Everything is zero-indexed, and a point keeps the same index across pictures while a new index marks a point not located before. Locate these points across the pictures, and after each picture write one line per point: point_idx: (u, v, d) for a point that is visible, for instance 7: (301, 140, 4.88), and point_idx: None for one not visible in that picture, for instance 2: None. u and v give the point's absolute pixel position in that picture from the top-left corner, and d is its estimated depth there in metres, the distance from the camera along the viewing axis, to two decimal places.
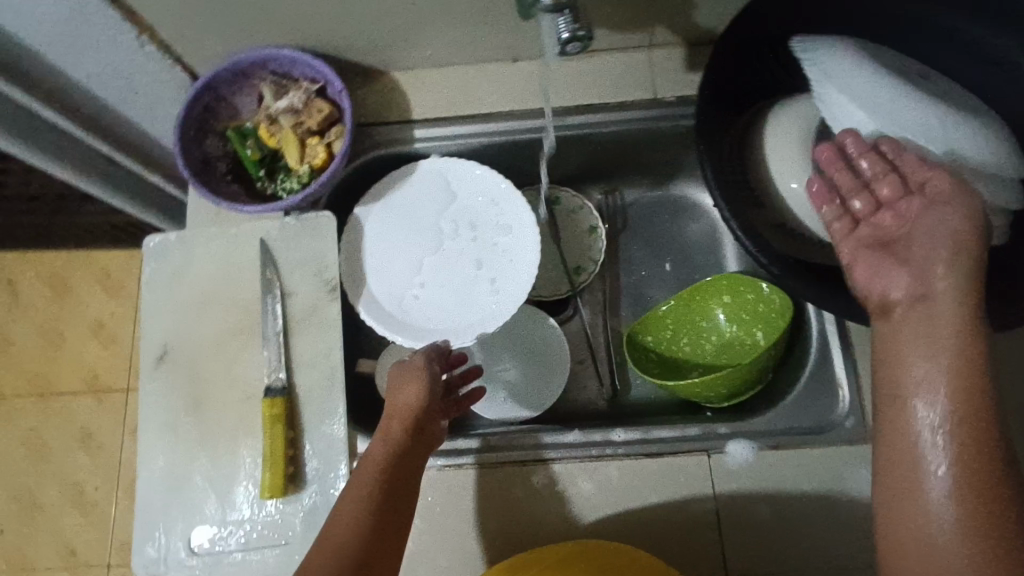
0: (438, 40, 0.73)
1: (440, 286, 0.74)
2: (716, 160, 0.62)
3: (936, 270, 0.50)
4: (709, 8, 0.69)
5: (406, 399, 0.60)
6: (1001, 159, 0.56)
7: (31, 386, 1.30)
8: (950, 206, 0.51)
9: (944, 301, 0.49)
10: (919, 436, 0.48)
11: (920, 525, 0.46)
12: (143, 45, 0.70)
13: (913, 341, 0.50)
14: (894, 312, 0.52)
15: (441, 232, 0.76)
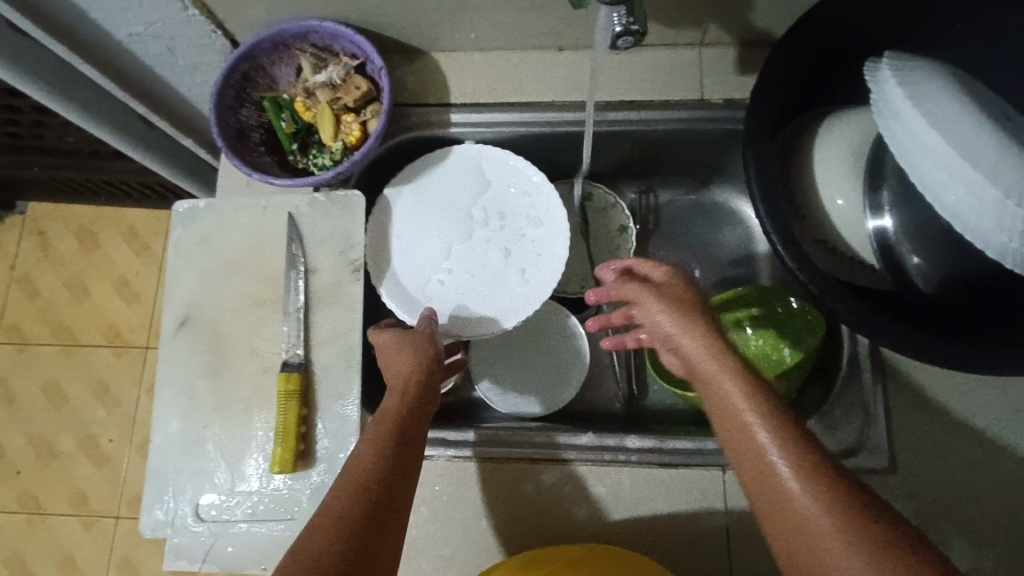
0: (483, 23, 0.71)
1: (468, 274, 0.73)
2: (765, 163, 0.57)
3: (692, 337, 0.56)
4: (767, 9, 0.66)
5: (406, 362, 0.62)
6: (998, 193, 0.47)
7: (54, 335, 1.32)
8: (662, 297, 0.59)
9: (697, 353, 0.55)
10: (772, 458, 0.46)
11: (815, 548, 0.42)
12: (188, 8, 0.69)
13: (719, 381, 0.52)
14: (708, 378, 0.53)
15: (471, 220, 0.75)
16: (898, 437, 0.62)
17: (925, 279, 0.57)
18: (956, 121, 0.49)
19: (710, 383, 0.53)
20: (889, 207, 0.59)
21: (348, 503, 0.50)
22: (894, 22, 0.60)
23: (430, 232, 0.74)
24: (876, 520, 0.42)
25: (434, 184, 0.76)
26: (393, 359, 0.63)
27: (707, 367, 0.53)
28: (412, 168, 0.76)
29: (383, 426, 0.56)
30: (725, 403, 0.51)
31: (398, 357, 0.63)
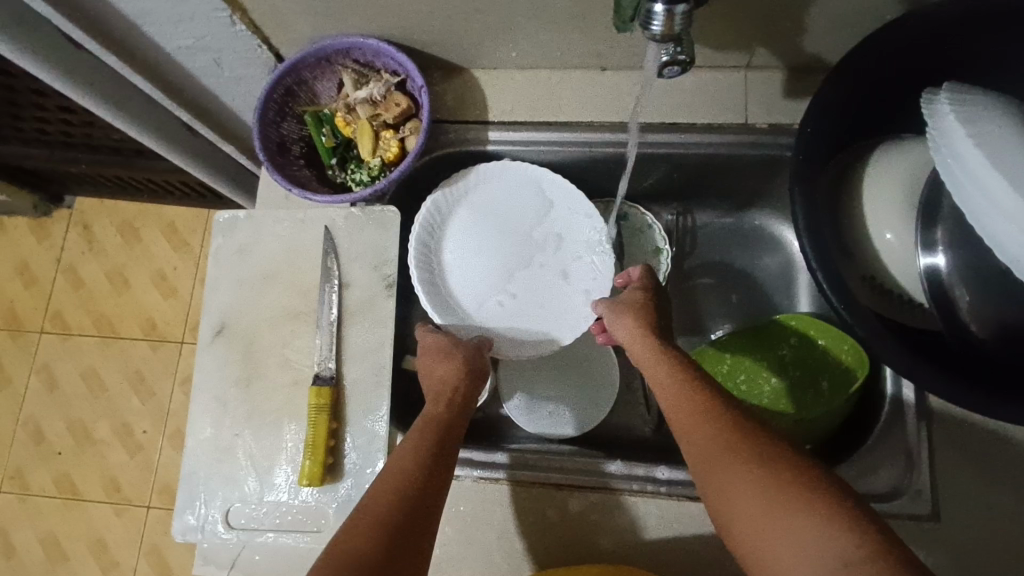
0: (526, 42, 0.71)
1: (524, 296, 0.75)
2: (813, 197, 0.55)
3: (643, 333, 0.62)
4: (819, 34, 0.64)
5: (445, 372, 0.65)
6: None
7: (96, 326, 1.36)
8: (630, 302, 0.66)
9: (647, 354, 0.61)
10: (711, 435, 0.51)
11: (753, 506, 0.46)
12: (235, 23, 0.71)
13: (661, 379, 0.58)
14: (655, 375, 0.59)
15: (528, 242, 0.77)
16: (942, 484, 0.59)
17: (979, 324, 0.54)
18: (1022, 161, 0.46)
19: (650, 368, 0.60)
20: (943, 244, 0.55)
21: (384, 495, 0.52)
22: (955, 52, 0.57)
23: (486, 252, 0.76)
24: (801, 470, 0.46)
25: (482, 201, 0.77)
26: (436, 365, 0.66)
27: (651, 364, 0.60)
28: (451, 184, 0.76)
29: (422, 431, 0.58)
30: (670, 398, 0.55)
31: (440, 364, 0.65)
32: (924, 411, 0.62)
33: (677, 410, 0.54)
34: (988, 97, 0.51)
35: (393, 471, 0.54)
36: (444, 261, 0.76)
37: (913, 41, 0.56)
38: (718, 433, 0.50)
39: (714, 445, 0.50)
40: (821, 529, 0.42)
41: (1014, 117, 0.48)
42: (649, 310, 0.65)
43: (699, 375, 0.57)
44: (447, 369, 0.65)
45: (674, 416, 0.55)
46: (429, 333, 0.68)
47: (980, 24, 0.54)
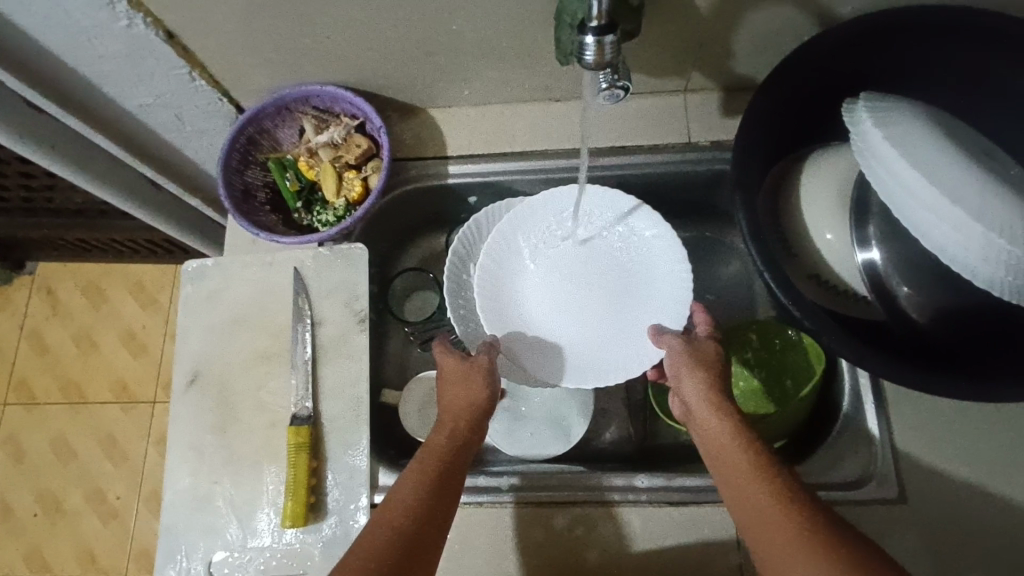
0: (477, 80, 0.74)
1: (598, 325, 0.71)
2: (753, 203, 0.59)
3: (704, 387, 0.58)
4: (747, 56, 0.69)
5: (457, 398, 0.63)
6: (942, 221, 0.50)
7: (63, 392, 1.33)
8: (696, 348, 0.62)
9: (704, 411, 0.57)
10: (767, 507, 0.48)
11: None
12: (195, 79, 0.72)
13: (720, 440, 0.54)
14: (712, 433, 0.55)
15: (614, 269, 0.73)
16: (907, 467, 0.62)
17: (919, 311, 0.58)
18: (932, 160, 0.51)
19: (708, 425, 0.56)
20: (876, 240, 0.59)
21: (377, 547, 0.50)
22: (868, 64, 0.62)
23: (570, 278, 0.73)
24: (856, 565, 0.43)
25: (563, 228, 0.74)
26: (452, 389, 0.64)
27: (709, 424, 0.56)
28: (514, 214, 0.74)
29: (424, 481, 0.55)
30: (733, 462, 0.52)
31: (458, 387, 0.64)
32: (881, 398, 0.64)
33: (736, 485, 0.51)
34: (895, 102, 0.56)
35: (375, 529, 0.51)
36: (516, 284, 0.72)
37: (829, 58, 0.61)
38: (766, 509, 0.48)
39: (768, 525, 0.47)
40: None
41: (917, 119, 0.54)
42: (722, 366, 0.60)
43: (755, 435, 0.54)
44: (461, 391, 0.63)
45: (731, 485, 0.52)
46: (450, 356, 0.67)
47: (888, 38, 0.60)
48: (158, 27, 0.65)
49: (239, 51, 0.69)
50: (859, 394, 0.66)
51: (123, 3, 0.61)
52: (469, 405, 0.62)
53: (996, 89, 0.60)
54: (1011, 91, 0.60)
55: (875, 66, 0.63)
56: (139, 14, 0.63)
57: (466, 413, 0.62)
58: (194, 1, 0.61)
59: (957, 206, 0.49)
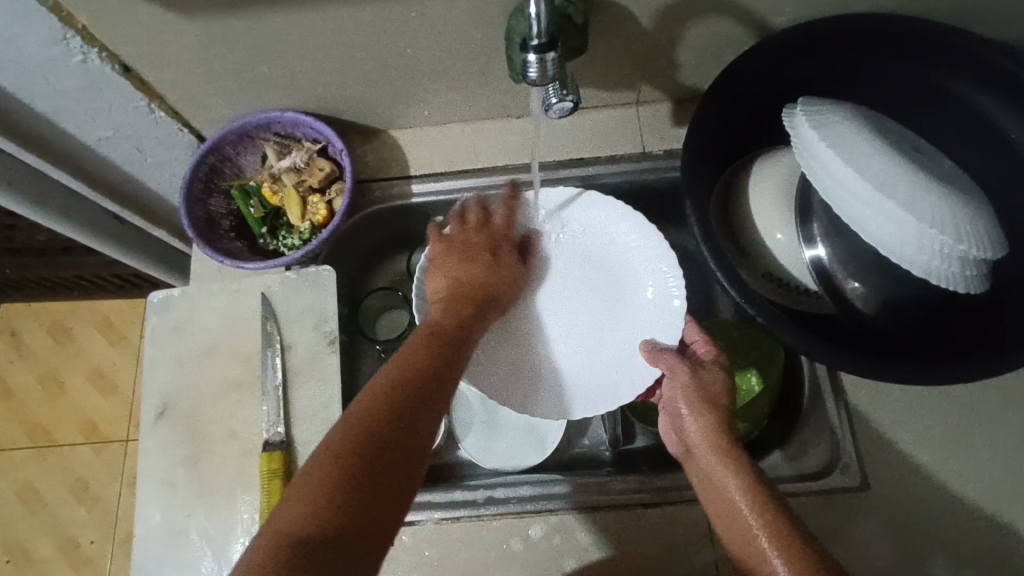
0: (435, 100, 0.76)
1: (582, 355, 0.73)
2: (705, 208, 0.61)
3: (695, 413, 0.59)
4: (692, 68, 0.72)
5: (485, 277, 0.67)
6: (879, 214, 0.52)
7: (29, 437, 1.29)
8: (690, 370, 0.62)
9: (698, 434, 0.58)
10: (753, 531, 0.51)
11: None
12: (154, 110, 0.73)
13: (712, 466, 0.56)
14: (705, 459, 0.57)
15: (599, 280, 0.75)
16: (868, 455, 0.64)
17: (867, 304, 0.60)
18: (865, 158, 0.54)
19: (704, 447, 0.57)
20: (821, 236, 0.60)
21: (333, 468, 0.46)
22: (805, 71, 0.66)
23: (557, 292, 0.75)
24: None
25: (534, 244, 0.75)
26: (487, 267, 0.67)
27: (704, 449, 0.57)
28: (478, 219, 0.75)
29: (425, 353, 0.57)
30: (725, 488, 0.54)
31: (486, 268, 0.67)
32: (839, 389, 0.67)
33: (727, 508, 0.54)
34: (827, 105, 0.59)
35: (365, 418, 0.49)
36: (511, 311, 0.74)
37: (768, 66, 0.64)
38: (766, 543, 0.49)
39: (756, 550, 0.50)
40: None
41: (848, 121, 0.57)
42: (720, 385, 0.61)
43: (761, 473, 0.55)
44: (499, 267, 0.69)
45: (726, 507, 0.54)
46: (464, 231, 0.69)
47: (820, 46, 0.63)
48: (114, 61, 0.65)
49: (197, 82, 0.70)
50: (820, 388, 0.68)
51: (77, 39, 0.61)
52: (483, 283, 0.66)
53: (925, 90, 0.64)
54: (938, 90, 0.63)
55: (811, 73, 0.66)
56: (94, 49, 0.63)
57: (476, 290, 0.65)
58: (150, 34, 0.62)
59: (891, 200, 0.52)
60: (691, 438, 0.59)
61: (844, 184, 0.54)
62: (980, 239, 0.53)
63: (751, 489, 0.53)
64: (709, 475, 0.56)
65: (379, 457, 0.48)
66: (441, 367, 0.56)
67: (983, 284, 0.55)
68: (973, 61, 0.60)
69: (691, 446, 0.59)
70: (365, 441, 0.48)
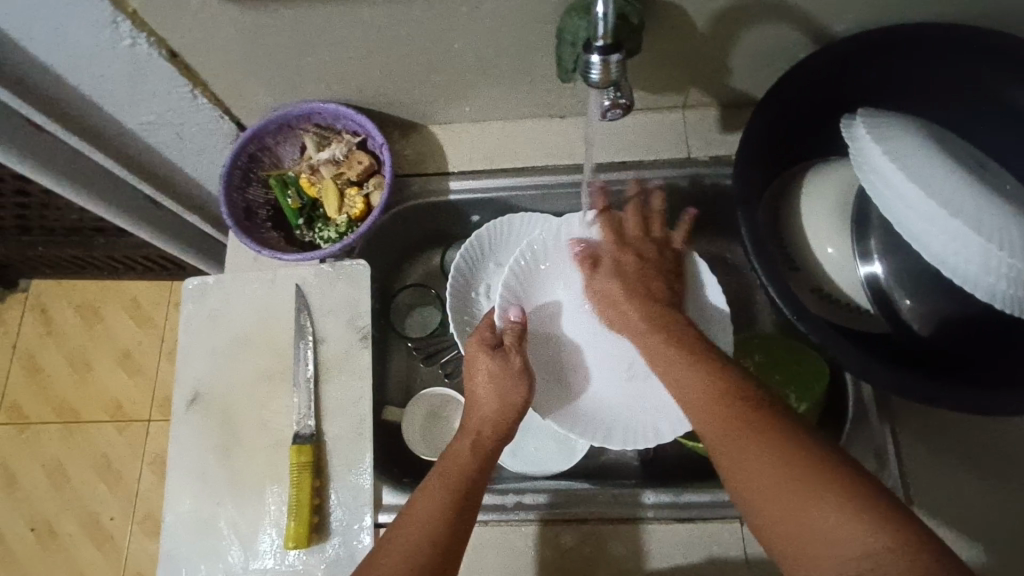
0: (478, 97, 0.75)
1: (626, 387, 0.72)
2: (756, 218, 0.59)
3: (619, 294, 0.68)
4: (745, 73, 0.70)
5: (495, 392, 0.63)
6: (945, 233, 0.50)
7: (56, 413, 1.31)
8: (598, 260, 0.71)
9: (635, 310, 0.66)
10: (722, 415, 0.54)
11: (782, 491, 0.49)
12: (197, 97, 0.73)
13: (658, 354, 0.62)
14: (648, 335, 0.64)
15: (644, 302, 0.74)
16: (912, 480, 0.62)
17: (922, 323, 0.59)
18: (931, 173, 0.52)
19: (643, 334, 0.64)
20: (878, 253, 0.59)
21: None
22: (865, 80, 0.63)
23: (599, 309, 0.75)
24: (809, 454, 0.49)
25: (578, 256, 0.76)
26: (495, 385, 0.63)
27: (648, 343, 0.64)
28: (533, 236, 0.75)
29: (443, 490, 0.56)
30: (685, 380, 0.58)
31: (494, 385, 0.63)
32: (884, 410, 0.65)
33: (694, 398, 0.57)
34: (888, 115, 0.57)
35: (399, 568, 0.51)
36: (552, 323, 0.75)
37: (827, 74, 0.62)
38: (729, 412, 0.54)
39: (729, 430, 0.53)
40: (847, 515, 0.45)
41: (913, 133, 0.55)
42: (629, 262, 0.69)
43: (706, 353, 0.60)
44: (510, 374, 0.64)
45: (688, 400, 0.57)
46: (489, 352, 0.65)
47: (883, 55, 0.61)
48: (162, 46, 0.65)
49: (242, 71, 0.70)
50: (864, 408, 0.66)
51: (127, 23, 0.61)
52: (500, 406, 0.62)
53: (991, 104, 0.62)
54: (1006, 105, 0.61)
55: (872, 82, 0.64)
56: (142, 33, 0.63)
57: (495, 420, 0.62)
58: (200, 21, 0.62)
59: (958, 219, 0.50)
60: (620, 310, 0.67)
61: (908, 199, 0.51)
62: None
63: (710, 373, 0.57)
64: (654, 357, 0.63)
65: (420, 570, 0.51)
66: (462, 497, 0.56)
67: None
68: None
69: (626, 322, 0.67)
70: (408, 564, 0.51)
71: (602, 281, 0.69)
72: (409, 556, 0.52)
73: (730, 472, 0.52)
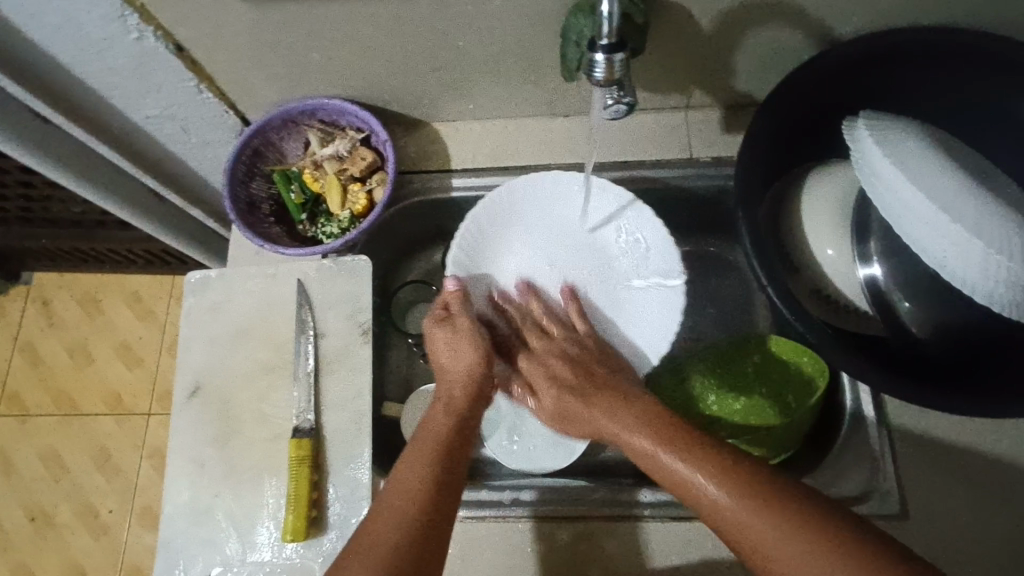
0: (482, 95, 0.75)
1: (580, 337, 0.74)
2: (757, 219, 0.59)
3: (554, 387, 0.68)
4: (748, 75, 0.70)
5: (450, 357, 0.66)
6: (945, 237, 0.51)
7: (56, 405, 1.32)
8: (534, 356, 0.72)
9: (575, 402, 0.65)
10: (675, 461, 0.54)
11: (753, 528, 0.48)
12: (203, 91, 0.73)
13: (606, 416, 0.62)
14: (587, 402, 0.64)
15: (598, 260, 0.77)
16: (907, 482, 0.62)
17: (920, 326, 0.59)
18: (932, 177, 0.52)
19: (584, 402, 0.64)
20: (878, 257, 0.59)
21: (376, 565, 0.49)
22: (867, 84, 0.64)
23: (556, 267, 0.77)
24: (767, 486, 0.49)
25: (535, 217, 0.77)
26: (444, 349, 0.67)
27: (588, 405, 0.64)
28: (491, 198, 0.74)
29: (418, 473, 0.56)
30: (634, 433, 0.58)
31: (448, 352, 0.67)
32: (882, 412, 0.65)
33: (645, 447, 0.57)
34: (891, 119, 0.57)
35: (390, 546, 0.50)
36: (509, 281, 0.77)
37: (831, 77, 0.62)
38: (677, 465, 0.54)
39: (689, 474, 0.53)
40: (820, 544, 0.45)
41: (915, 137, 0.55)
42: (562, 343, 0.71)
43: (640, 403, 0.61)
44: (461, 336, 0.67)
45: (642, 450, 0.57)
46: (439, 324, 0.68)
47: (886, 60, 0.61)
48: (168, 40, 0.66)
49: (248, 66, 0.70)
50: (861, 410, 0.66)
51: (135, 16, 0.61)
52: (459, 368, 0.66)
53: (993, 110, 0.62)
54: (1007, 111, 0.61)
55: (874, 86, 0.64)
56: (149, 27, 0.63)
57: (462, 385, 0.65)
58: (207, 15, 0.62)
59: (957, 224, 0.50)
60: (564, 403, 0.66)
61: (910, 201, 0.52)
62: None
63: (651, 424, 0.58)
64: (606, 431, 0.62)
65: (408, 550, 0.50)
66: (438, 477, 0.56)
67: None
68: None
69: (580, 418, 0.65)
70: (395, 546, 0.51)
71: (549, 396, 0.68)
72: (394, 535, 0.51)
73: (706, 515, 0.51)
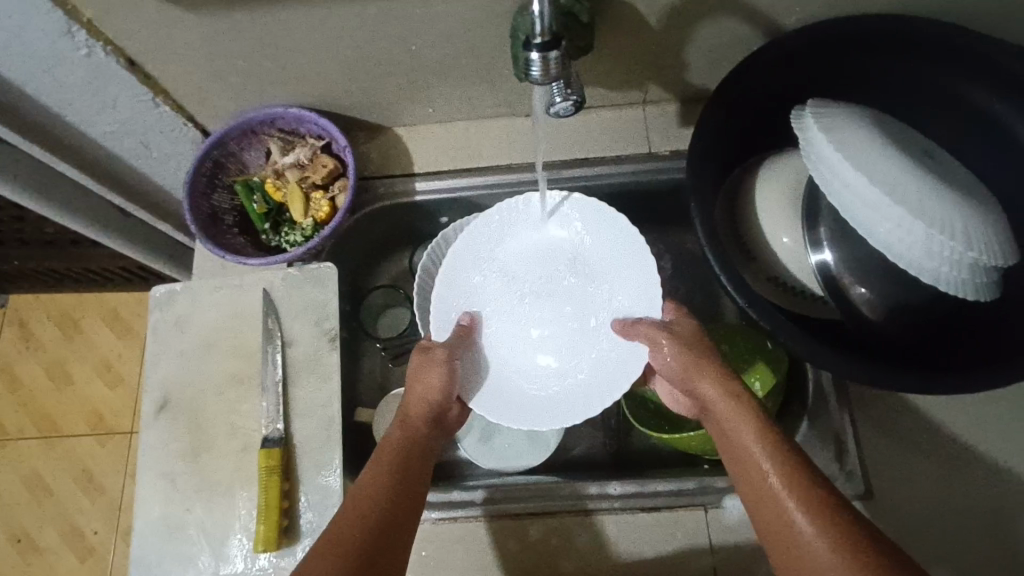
0: (440, 98, 0.76)
1: (575, 363, 0.71)
2: (711, 211, 0.60)
3: (693, 361, 0.59)
4: (700, 68, 0.71)
5: (424, 387, 0.63)
6: (890, 220, 0.51)
7: (36, 427, 1.30)
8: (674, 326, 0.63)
9: (702, 379, 0.58)
10: (739, 438, 0.54)
11: (786, 520, 0.48)
12: (159, 105, 0.73)
13: (699, 371, 0.58)
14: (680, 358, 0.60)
15: (566, 276, 0.74)
16: (870, 463, 0.63)
17: (871, 307, 0.59)
18: (875, 162, 0.53)
19: (676, 346, 0.61)
20: (827, 240, 0.60)
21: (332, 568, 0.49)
22: (813, 73, 0.65)
23: (528, 300, 0.74)
24: (813, 489, 0.49)
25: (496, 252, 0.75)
26: (421, 383, 0.63)
27: (680, 349, 0.60)
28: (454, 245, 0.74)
29: (386, 474, 0.56)
30: (709, 397, 0.57)
31: (422, 381, 0.63)
32: (844, 395, 0.66)
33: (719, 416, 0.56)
34: (836, 106, 0.58)
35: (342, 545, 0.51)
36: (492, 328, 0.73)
37: (777, 67, 0.63)
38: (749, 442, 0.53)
39: (747, 454, 0.53)
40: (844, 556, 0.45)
41: (858, 122, 0.56)
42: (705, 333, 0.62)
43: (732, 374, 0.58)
44: (433, 369, 0.64)
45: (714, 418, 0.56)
46: (422, 354, 0.65)
47: (830, 48, 0.62)
48: (119, 55, 0.66)
49: (203, 78, 0.70)
50: (823, 394, 0.67)
51: (82, 32, 0.61)
52: (427, 397, 0.63)
53: (937, 92, 0.63)
54: (950, 92, 0.62)
55: (822, 74, 0.65)
56: (98, 42, 0.63)
57: (424, 413, 0.62)
58: (155, 29, 0.62)
59: (900, 206, 0.51)
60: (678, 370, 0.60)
61: (855, 187, 0.52)
62: (993, 245, 0.52)
63: (731, 394, 0.56)
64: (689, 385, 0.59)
65: (358, 553, 0.50)
66: (402, 486, 0.55)
67: (995, 293, 0.54)
68: (987, 65, 0.59)
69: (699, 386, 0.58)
70: (353, 545, 0.51)
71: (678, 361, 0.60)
72: (351, 534, 0.51)
73: (749, 499, 0.52)
